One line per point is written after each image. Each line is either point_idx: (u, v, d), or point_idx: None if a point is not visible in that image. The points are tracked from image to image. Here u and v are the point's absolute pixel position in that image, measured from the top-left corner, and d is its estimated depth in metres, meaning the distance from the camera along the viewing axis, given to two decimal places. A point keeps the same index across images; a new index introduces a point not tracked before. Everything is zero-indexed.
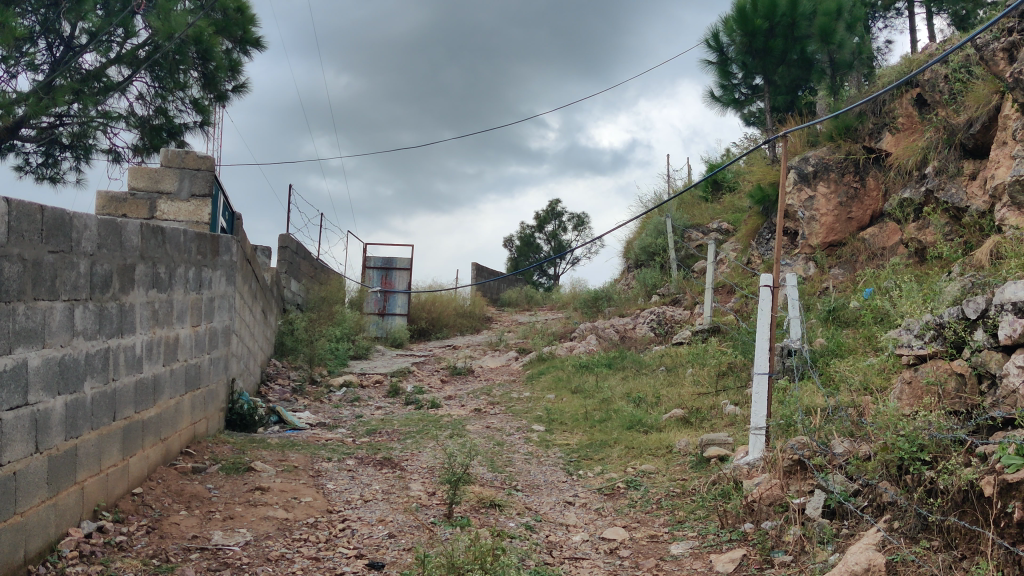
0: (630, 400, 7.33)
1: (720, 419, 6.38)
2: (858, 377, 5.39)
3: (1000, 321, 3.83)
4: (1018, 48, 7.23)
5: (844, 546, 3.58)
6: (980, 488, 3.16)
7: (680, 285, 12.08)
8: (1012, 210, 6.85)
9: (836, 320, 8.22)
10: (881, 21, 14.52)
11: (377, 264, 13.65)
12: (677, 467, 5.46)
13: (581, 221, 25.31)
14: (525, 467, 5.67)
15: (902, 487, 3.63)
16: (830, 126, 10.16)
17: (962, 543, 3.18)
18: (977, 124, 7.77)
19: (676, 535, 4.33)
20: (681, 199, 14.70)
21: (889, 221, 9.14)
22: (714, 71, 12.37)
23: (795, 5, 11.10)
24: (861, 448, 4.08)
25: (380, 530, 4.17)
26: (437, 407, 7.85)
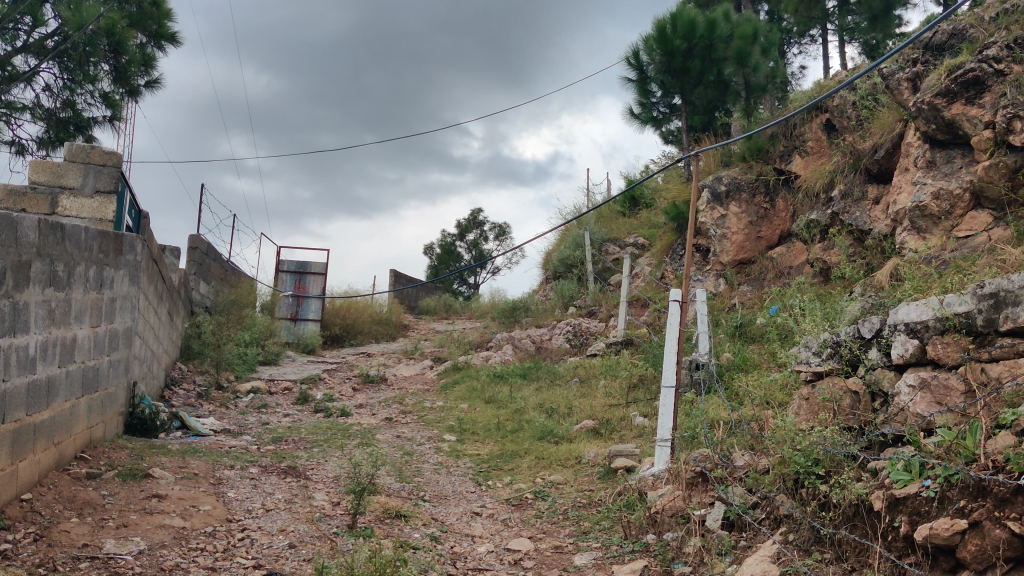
0: (543, 410, 7.35)
1: (629, 430, 6.48)
2: (762, 393, 5.52)
3: (893, 341, 4.00)
4: (921, 78, 7.62)
5: (741, 557, 3.65)
6: (870, 502, 3.27)
7: (597, 298, 12.22)
8: (912, 235, 7.12)
9: (743, 336, 8.42)
10: (797, 47, 14.92)
11: (290, 268, 13.42)
12: (584, 478, 5.50)
13: (502, 232, 25.25)
14: (433, 477, 5.63)
15: (798, 500, 3.72)
16: (743, 147, 10.37)
17: (852, 555, 3.25)
18: (881, 150, 8.06)
19: (580, 546, 4.35)
20: (600, 213, 14.84)
21: (796, 241, 9.41)
22: (633, 89, 12.48)
23: (712, 28, 11.34)
24: (761, 461, 4.18)
25: (280, 541, 4.08)
26: (347, 415, 7.76)
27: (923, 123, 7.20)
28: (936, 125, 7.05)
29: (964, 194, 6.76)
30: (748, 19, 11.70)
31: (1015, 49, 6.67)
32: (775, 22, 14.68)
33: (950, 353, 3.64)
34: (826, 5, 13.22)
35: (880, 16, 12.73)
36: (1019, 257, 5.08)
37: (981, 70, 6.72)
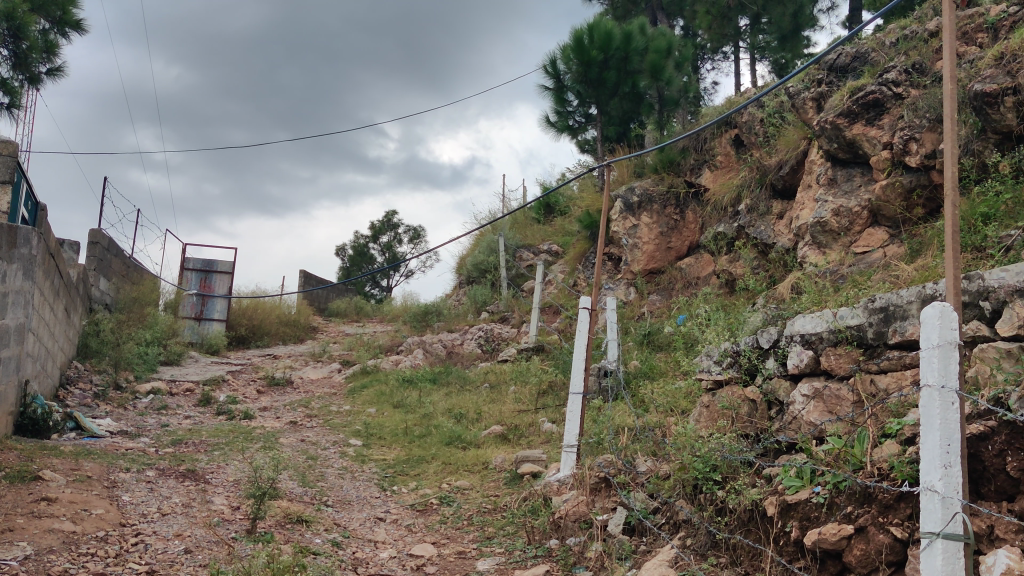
0: (451, 415, 7.34)
1: (537, 436, 6.53)
2: (666, 400, 5.62)
3: (789, 351, 4.13)
4: (825, 98, 7.89)
5: (640, 562, 3.71)
6: (763, 508, 3.36)
7: (509, 304, 12.29)
8: (813, 249, 7.35)
9: (651, 344, 8.58)
10: (710, 63, 15.27)
11: (196, 266, 13.10)
12: (490, 484, 5.52)
13: (417, 235, 25.08)
14: (337, 482, 5.56)
15: (696, 505, 3.80)
16: (655, 159, 10.59)
17: (745, 559, 3.33)
18: (785, 167, 8.30)
19: (483, 551, 4.35)
20: (514, 219, 14.88)
21: (704, 252, 9.62)
22: (550, 97, 12.54)
23: (628, 41, 11.54)
24: (662, 467, 4.26)
25: (175, 546, 3.97)
26: (250, 418, 7.61)
27: (825, 142, 7.44)
28: (838, 144, 7.29)
29: (862, 211, 7.02)
30: (662, 33, 12.00)
31: (912, 74, 6.97)
32: (690, 37, 14.99)
33: (842, 364, 3.78)
34: (738, 23, 13.58)
35: (789, 36, 13.13)
36: (910, 274, 5.30)
37: (881, 93, 7.04)
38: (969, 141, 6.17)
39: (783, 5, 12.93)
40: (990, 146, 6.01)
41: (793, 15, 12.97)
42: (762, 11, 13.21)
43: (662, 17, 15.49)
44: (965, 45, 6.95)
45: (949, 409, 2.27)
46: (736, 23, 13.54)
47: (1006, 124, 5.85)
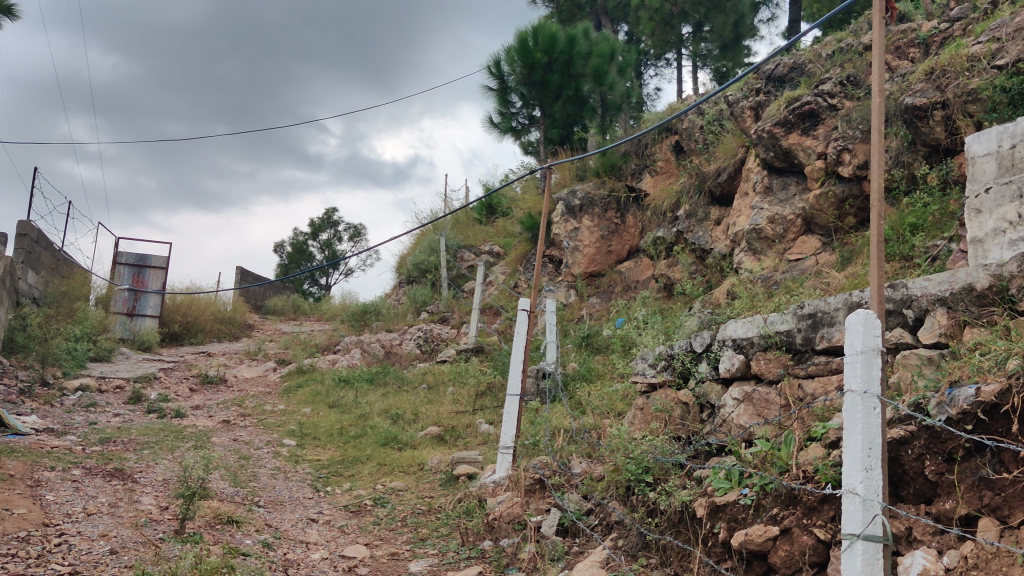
0: (387, 416, 7.30)
1: (474, 437, 6.53)
2: (603, 402, 5.67)
3: (721, 355, 4.21)
4: (763, 107, 8.04)
5: (572, 563, 3.74)
6: (693, 509, 3.42)
7: (449, 304, 12.28)
8: (748, 255, 7.48)
9: (590, 346, 8.64)
10: (653, 69, 15.41)
11: (128, 260, 12.81)
12: (425, 485, 5.50)
13: (357, 232, 24.86)
14: (269, 483, 5.49)
15: (629, 507, 3.85)
16: (598, 163, 10.68)
17: (674, 560, 3.37)
18: (723, 174, 8.42)
19: (417, 552, 4.34)
20: (456, 219, 14.84)
21: (643, 256, 9.73)
22: (493, 98, 12.46)
23: (572, 44, 11.65)
24: (596, 469, 4.30)
25: (99, 546, 3.88)
26: (182, 416, 7.47)
27: (762, 150, 7.57)
28: (774, 153, 7.43)
29: (796, 219, 7.15)
30: (606, 38, 12.20)
31: (847, 86, 7.13)
32: (633, 43, 15.12)
33: (771, 368, 3.87)
34: (681, 30, 13.75)
35: (730, 45, 13.35)
36: (842, 281, 5.42)
37: (816, 103, 7.17)
38: (900, 152, 6.33)
39: (725, 14, 13.16)
40: (919, 158, 6.17)
41: (734, 25, 13.20)
42: (704, 19, 13.40)
43: (607, 22, 15.60)
44: (897, 59, 7.14)
45: (871, 414, 2.34)
46: (679, 31, 13.71)
47: (934, 138, 6.01)
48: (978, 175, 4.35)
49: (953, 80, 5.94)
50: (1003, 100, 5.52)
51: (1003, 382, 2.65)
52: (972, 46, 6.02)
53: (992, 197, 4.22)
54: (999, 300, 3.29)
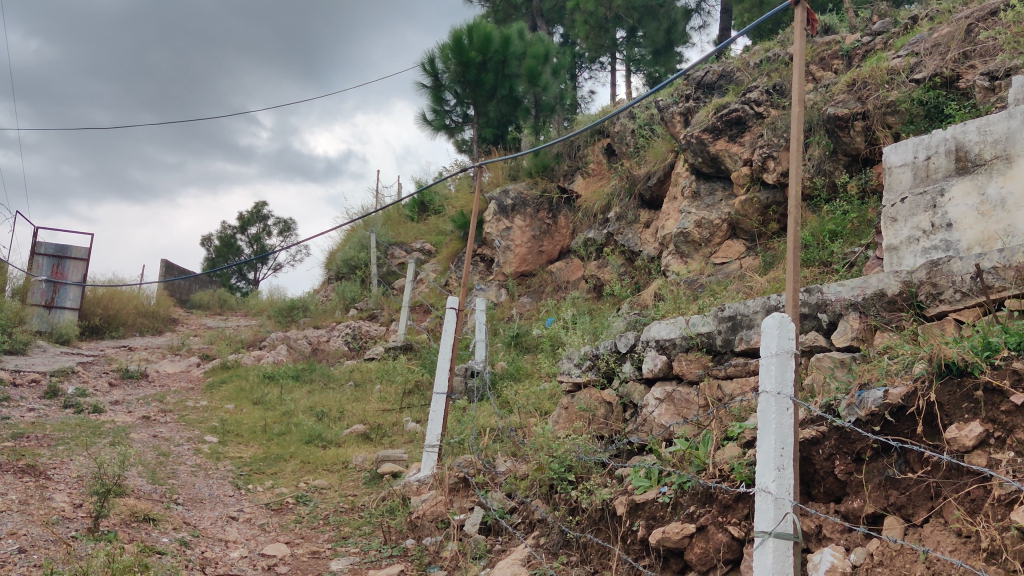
0: (312, 413, 7.22)
1: (400, 435, 6.51)
2: (530, 401, 5.70)
3: (644, 356, 4.29)
4: (692, 113, 8.19)
5: (494, 561, 3.75)
6: (613, 507, 3.46)
7: (378, 302, 12.20)
8: (675, 258, 7.58)
9: (519, 346, 8.68)
10: (587, 72, 15.49)
11: (48, 250, 12.37)
12: (349, 483, 5.47)
13: (287, 227, 24.47)
14: (189, 480, 5.39)
15: (551, 505, 3.88)
16: (530, 163, 10.72)
17: (594, 558, 3.40)
18: (653, 178, 8.53)
19: (338, 551, 4.31)
20: (388, 215, 14.73)
21: (574, 257, 9.80)
22: (427, 95, 12.36)
23: (507, 44, 11.70)
24: (520, 468, 4.33)
25: (7, 545, 3.76)
26: (99, 412, 7.28)
27: (691, 156, 7.68)
28: (702, 159, 7.55)
29: (722, 224, 7.29)
30: (540, 40, 12.30)
31: (773, 95, 7.31)
32: (568, 46, 15.20)
33: (692, 369, 3.96)
34: (616, 34, 13.89)
35: (662, 50, 13.54)
36: (765, 285, 5.54)
37: (743, 111, 7.33)
38: (822, 161, 6.48)
39: (658, 20, 13.33)
40: (840, 167, 6.33)
41: (667, 31, 13.38)
42: (638, 25, 13.55)
43: (542, 24, 15.65)
44: (822, 70, 7.32)
45: (783, 414, 2.40)
46: (613, 35, 13.84)
47: (855, 147, 6.18)
48: (895, 185, 4.48)
49: (873, 92, 6.12)
50: (921, 113, 5.71)
51: (909, 385, 2.75)
52: (892, 60, 6.22)
53: (907, 207, 4.35)
54: (908, 306, 3.43)
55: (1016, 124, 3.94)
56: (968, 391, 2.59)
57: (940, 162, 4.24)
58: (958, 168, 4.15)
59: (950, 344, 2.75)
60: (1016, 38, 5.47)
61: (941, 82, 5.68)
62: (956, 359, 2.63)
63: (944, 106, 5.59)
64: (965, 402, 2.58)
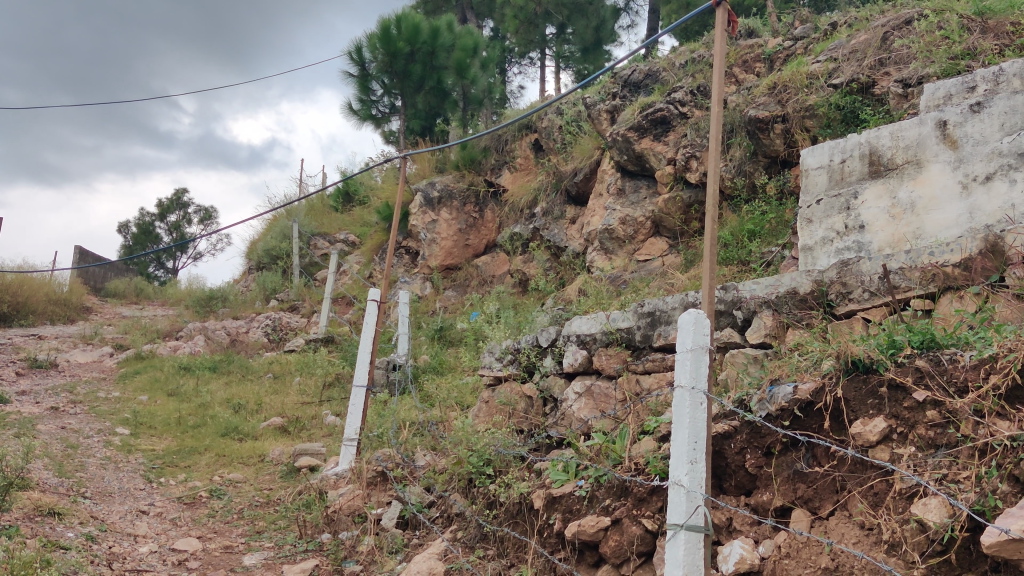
0: (229, 406, 7.09)
1: (319, 429, 6.44)
2: (452, 395, 5.69)
3: (565, 350, 4.32)
4: (619, 111, 8.27)
5: (410, 555, 3.73)
6: (530, 501, 3.47)
7: (300, 293, 12.05)
8: (600, 254, 7.64)
9: (442, 339, 8.65)
10: (516, 67, 15.49)
11: None
12: (265, 477, 5.38)
13: (208, 215, 23.94)
14: (97, 473, 5.23)
15: (469, 499, 3.87)
16: (457, 156, 10.68)
17: (511, 551, 3.40)
18: (580, 174, 8.59)
19: (251, 545, 4.23)
20: (312, 205, 14.51)
21: (499, 251, 9.81)
22: (353, 84, 12.06)
23: (435, 36, 11.61)
24: (439, 462, 4.32)
25: None
26: (4, 402, 7.00)
27: (616, 153, 7.75)
28: (627, 157, 7.62)
29: (646, 221, 7.37)
30: (469, 32, 12.28)
31: (696, 96, 7.46)
32: (498, 40, 15.18)
33: (611, 363, 4.01)
34: (545, 30, 13.88)
35: (591, 48, 13.65)
36: (685, 282, 5.64)
37: (668, 110, 7.43)
38: (743, 162, 6.59)
39: (587, 18, 13.42)
40: (760, 168, 6.46)
41: (596, 29, 13.48)
42: (567, 22, 13.62)
43: (472, 17, 15.59)
44: (744, 72, 7.46)
45: (697, 409, 2.42)
46: (542, 31, 13.85)
47: (774, 149, 6.31)
48: (811, 187, 4.58)
49: (793, 95, 6.25)
50: (837, 117, 5.86)
51: (818, 381, 2.81)
52: (812, 65, 6.38)
53: (822, 208, 4.46)
54: (819, 304, 3.54)
55: (926, 130, 4.06)
56: (873, 387, 2.67)
57: (854, 166, 4.36)
58: (870, 171, 4.26)
59: (857, 341, 2.83)
60: (928, 48, 5.67)
61: (857, 87, 5.85)
62: (862, 355, 2.71)
63: (859, 111, 5.75)
64: (870, 399, 2.66)
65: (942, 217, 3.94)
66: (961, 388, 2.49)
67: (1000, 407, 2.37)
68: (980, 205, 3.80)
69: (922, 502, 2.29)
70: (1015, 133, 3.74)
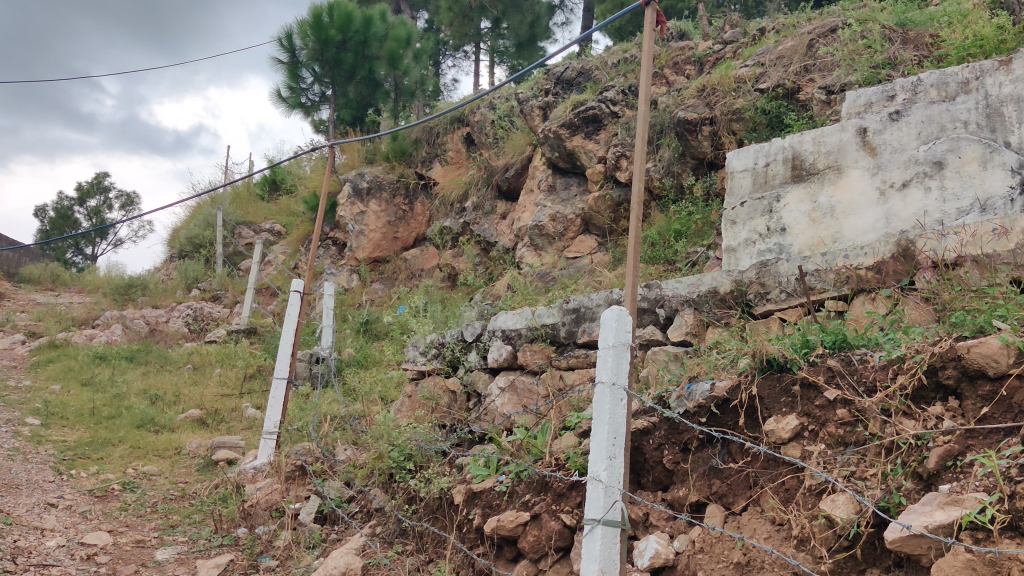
0: (146, 396, 6.91)
1: (238, 421, 6.33)
2: (376, 389, 5.64)
3: (490, 346, 4.33)
4: (551, 108, 8.31)
5: (328, 550, 3.69)
6: (450, 496, 3.46)
7: (223, 283, 11.85)
8: (530, 251, 7.66)
9: (368, 333, 8.57)
10: (450, 60, 15.40)
11: None
12: (181, 470, 5.26)
13: (130, 201, 23.32)
14: (3, 464, 5.04)
15: (389, 494, 3.85)
16: (388, 147, 10.50)
17: (430, 546, 3.38)
18: (511, 169, 8.59)
19: (164, 540, 4.13)
20: (236, 192, 14.09)
21: (429, 245, 9.75)
22: (283, 70, 11.85)
23: (368, 25, 11.51)
24: (360, 457, 4.28)
25: None
26: None
27: (548, 150, 7.78)
28: (559, 154, 7.66)
29: (576, 219, 7.41)
30: (403, 23, 12.20)
31: (627, 96, 7.53)
32: (432, 32, 15.07)
33: (535, 359, 4.05)
34: (480, 24, 13.84)
35: (525, 44, 13.64)
36: (611, 280, 5.69)
37: (600, 109, 7.47)
38: (671, 163, 6.66)
39: (522, 13, 13.42)
40: (687, 169, 6.54)
41: (530, 25, 13.49)
42: (502, 16, 13.58)
43: (406, 8, 15.48)
44: (674, 74, 7.55)
45: (617, 405, 2.44)
46: (477, 25, 13.80)
47: (701, 151, 6.40)
48: (735, 189, 4.66)
49: (721, 98, 6.37)
50: (763, 121, 5.96)
51: (734, 379, 2.87)
52: (739, 69, 6.51)
53: (746, 210, 4.54)
54: (738, 304, 3.60)
55: (847, 137, 4.16)
56: (787, 385, 2.72)
57: (777, 170, 4.45)
58: (793, 175, 4.35)
59: (772, 341, 2.89)
60: (851, 56, 5.81)
61: (783, 93, 5.96)
62: (777, 354, 2.77)
63: (784, 116, 5.86)
64: (784, 396, 2.71)
65: (860, 221, 4.03)
66: (870, 388, 2.55)
67: (905, 407, 2.44)
68: (896, 211, 3.90)
69: (831, 499, 2.34)
70: (931, 141, 3.85)
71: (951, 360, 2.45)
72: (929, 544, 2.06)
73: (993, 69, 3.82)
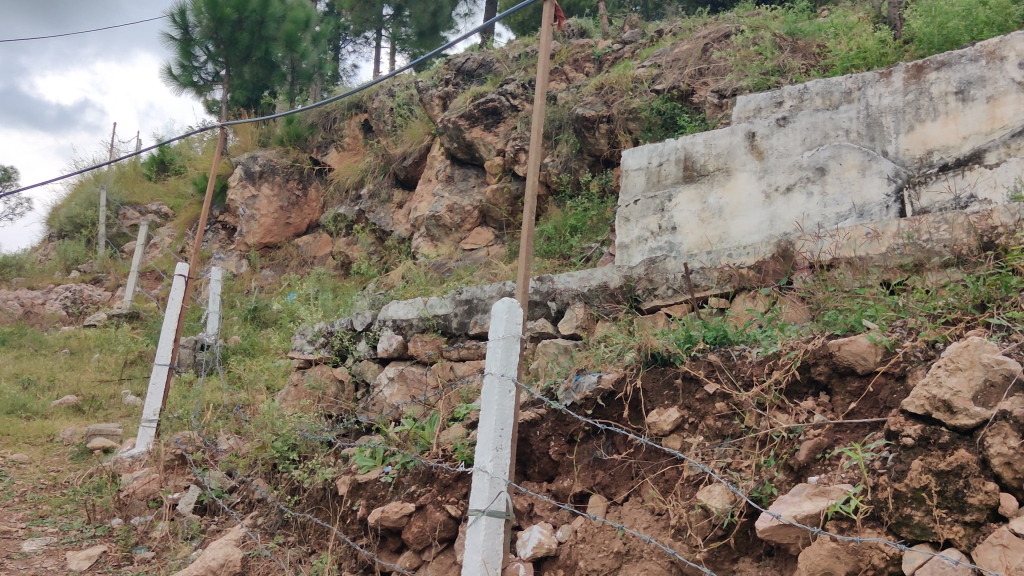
0: (17, 381, 6.59)
1: (117, 409, 6.11)
2: (262, 378, 5.53)
3: (380, 335, 4.29)
4: (451, 98, 8.30)
5: (207, 542, 3.62)
6: (334, 486, 3.42)
7: (104, 265, 11.44)
8: (426, 241, 7.50)
9: (256, 320, 8.40)
10: (350, 46, 15.16)
11: None
12: (52, 458, 5.04)
13: (8, 175, 22.17)
14: None
15: (273, 484, 3.77)
16: (282, 131, 10.36)
17: (313, 538, 3.34)
18: (409, 158, 8.54)
19: (32, 531, 3.95)
20: (122, 171, 13.61)
21: (322, 232, 9.55)
22: (174, 48, 11.38)
23: (265, 5, 11.15)
24: (242, 446, 4.19)
25: None
26: None
27: (446, 140, 7.75)
28: (457, 144, 7.63)
29: (473, 210, 7.40)
30: (302, 5, 11.93)
31: (527, 90, 7.58)
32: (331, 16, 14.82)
33: (425, 349, 4.04)
34: (382, 11, 13.71)
35: (427, 33, 13.54)
36: (506, 272, 5.72)
37: (499, 102, 7.51)
38: (569, 159, 6.72)
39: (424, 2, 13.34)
40: (584, 165, 6.60)
41: (433, 14, 13.42)
42: (404, 4, 13.46)
43: None
44: (574, 71, 7.62)
45: (505, 395, 2.45)
46: (379, 11, 13.68)
47: (598, 149, 6.47)
48: (629, 187, 4.72)
49: (618, 97, 6.46)
50: (658, 122, 6.06)
51: (619, 372, 2.93)
52: (637, 69, 6.64)
53: (638, 208, 4.60)
54: (626, 299, 3.69)
55: (736, 140, 4.28)
56: (669, 378, 2.79)
57: (670, 170, 4.54)
58: (685, 176, 4.46)
59: (657, 335, 2.96)
60: (743, 61, 6.00)
61: (678, 95, 6.09)
62: (661, 349, 2.84)
63: (678, 117, 5.98)
64: (666, 390, 2.78)
65: (746, 223, 4.16)
66: (747, 381, 2.64)
67: (780, 401, 2.54)
68: (780, 213, 4.04)
69: (707, 489, 2.42)
70: (814, 148, 4.01)
71: (822, 357, 2.56)
72: (797, 533, 2.14)
73: (874, 80, 3.99)
